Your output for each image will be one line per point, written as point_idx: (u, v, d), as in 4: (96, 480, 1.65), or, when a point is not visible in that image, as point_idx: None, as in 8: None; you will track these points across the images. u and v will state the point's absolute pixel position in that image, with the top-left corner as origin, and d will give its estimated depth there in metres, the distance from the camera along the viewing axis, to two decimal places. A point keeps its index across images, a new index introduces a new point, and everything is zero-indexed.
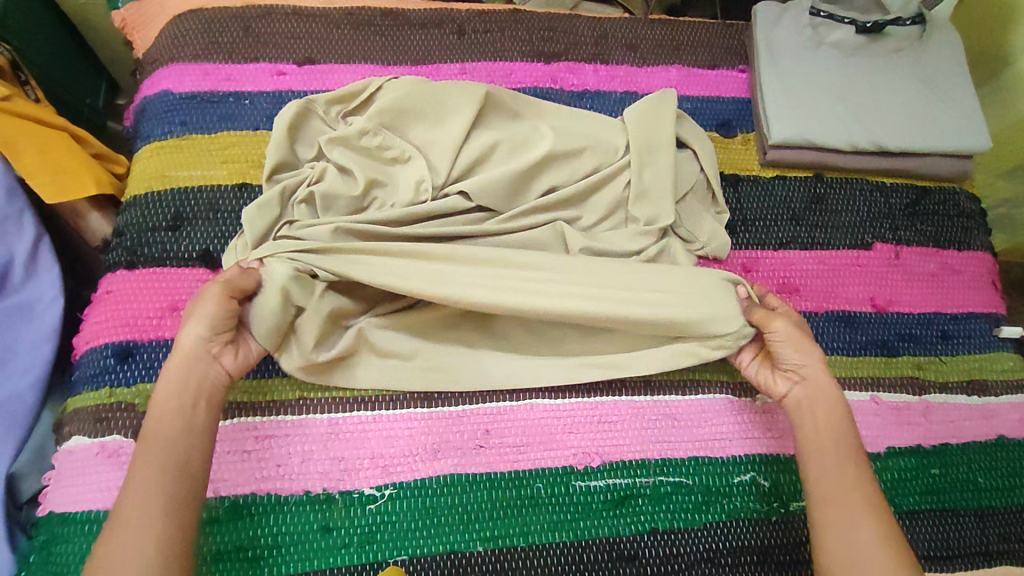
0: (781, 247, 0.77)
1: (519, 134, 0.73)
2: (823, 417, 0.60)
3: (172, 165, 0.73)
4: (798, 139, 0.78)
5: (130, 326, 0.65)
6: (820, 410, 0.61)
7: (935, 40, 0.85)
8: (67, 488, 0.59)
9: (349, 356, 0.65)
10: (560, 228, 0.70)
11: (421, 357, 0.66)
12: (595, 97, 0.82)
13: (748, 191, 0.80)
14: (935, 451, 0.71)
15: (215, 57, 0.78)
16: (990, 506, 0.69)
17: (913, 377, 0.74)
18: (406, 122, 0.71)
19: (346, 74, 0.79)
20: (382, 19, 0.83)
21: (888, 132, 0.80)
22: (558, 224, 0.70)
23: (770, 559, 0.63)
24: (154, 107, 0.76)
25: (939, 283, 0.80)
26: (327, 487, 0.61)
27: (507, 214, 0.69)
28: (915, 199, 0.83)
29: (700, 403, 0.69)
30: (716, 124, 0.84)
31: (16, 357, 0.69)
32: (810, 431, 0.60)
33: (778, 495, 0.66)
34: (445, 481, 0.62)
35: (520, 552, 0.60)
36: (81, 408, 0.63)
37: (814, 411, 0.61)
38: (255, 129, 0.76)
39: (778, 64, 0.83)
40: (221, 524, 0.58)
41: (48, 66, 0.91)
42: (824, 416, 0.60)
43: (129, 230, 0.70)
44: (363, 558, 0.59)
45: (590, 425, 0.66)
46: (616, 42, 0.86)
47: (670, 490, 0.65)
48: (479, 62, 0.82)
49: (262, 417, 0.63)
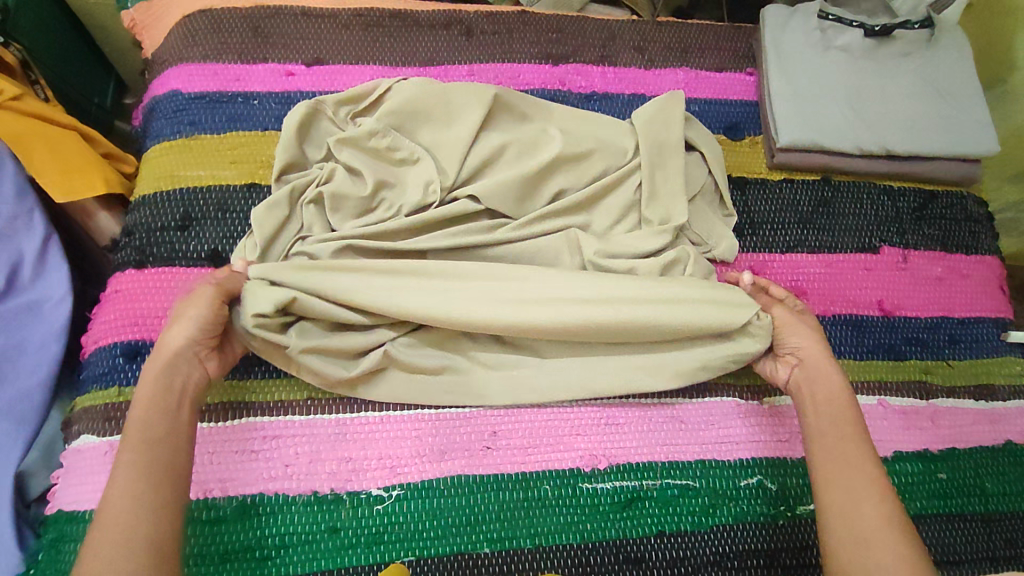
0: (788, 251, 0.77)
1: (527, 136, 0.73)
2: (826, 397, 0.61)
3: (181, 165, 0.73)
4: (807, 142, 0.78)
5: (138, 326, 0.65)
6: (823, 388, 0.61)
7: (943, 44, 0.85)
8: (75, 487, 0.59)
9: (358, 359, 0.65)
10: (573, 234, 0.70)
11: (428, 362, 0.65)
12: (604, 99, 0.83)
13: (755, 194, 0.80)
14: (943, 455, 0.71)
15: (224, 58, 0.78)
16: (997, 511, 0.69)
17: (921, 381, 0.74)
18: (416, 125, 0.71)
19: (355, 75, 0.79)
20: (391, 20, 0.83)
21: (896, 136, 0.80)
22: (572, 231, 0.70)
23: (776, 562, 0.63)
24: (163, 107, 0.76)
25: (947, 286, 0.80)
26: (335, 487, 0.61)
27: (519, 221, 0.69)
28: (922, 203, 0.83)
29: (706, 406, 0.69)
30: (723, 127, 0.84)
31: (24, 355, 0.69)
32: (812, 413, 0.61)
33: (784, 498, 0.66)
34: (452, 483, 0.62)
35: (527, 554, 0.60)
36: (90, 407, 0.63)
37: (815, 389, 0.62)
38: (263, 130, 0.76)
39: (787, 67, 0.82)
40: (230, 524, 0.58)
41: (57, 65, 0.91)
42: (826, 396, 0.61)
43: (138, 230, 0.70)
44: (368, 558, 0.59)
45: (598, 428, 0.66)
46: (624, 44, 0.86)
47: (676, 493, 0.65)
48: (487, 63, 0.82)
49: (270, 418, 0.63)
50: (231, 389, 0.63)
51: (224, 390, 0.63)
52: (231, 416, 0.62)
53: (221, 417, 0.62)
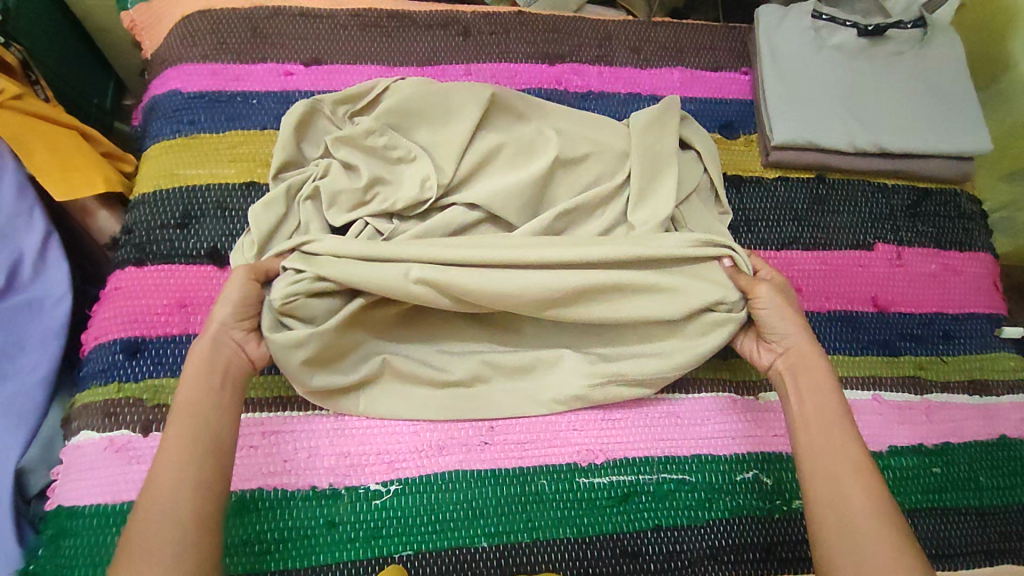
0: (783, 247, 0.78)
1: (522, 136, 0.73)
2: (811, 386, 0.59)
3: (181, 164, 0.74)
4: (798, 141, 0.79)
5: (137, 323, 0.66)
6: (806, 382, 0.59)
7: (936, 43, 0.86)
8: (75, 483, 0.60)
9: (370, 381, 0.64)
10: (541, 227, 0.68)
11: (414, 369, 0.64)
12: (600, 99, 0.83)
13: (750, 191, 0.80)
14: (936, 450, 0.71)
15: (224, 58, 0.79)
16: (991, 505, 0.69)
17: (915, 376, 0.75)
18: (414, 124, 0.72)
19: (352, 75, 0.80)
20: (388, 20, 0.84)
21: (887, 134, 0.80)
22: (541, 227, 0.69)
23: (773, 556, 0.63)
24: (162, 106, 0.77)
25: (940, 282, 0.81)
26: (333, 482, 0.61)
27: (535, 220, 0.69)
28: (915, 200, 0.84)
29: (701, 401, 0.69)
30: (718, 125, 0.84)
31: (24, 353, 0.70)
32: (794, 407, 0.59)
33: (779, 493, 0.66)
34: (449, 478, 0.62)
35: (524, 548, 0.61)
36: (90, 404, 0.63)
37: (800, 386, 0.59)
38: (262, 129, 0.76)
39: (781, 67, 0.83)
40: (230, 518, 0.58)
41: (58, 67, 0.92)
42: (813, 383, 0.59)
43: (138, 228, 0.70)
44: (369, 553, 0.59)
45: (594, 423, 0.66)
46: (619, 44, 0.87)
47: (672, 488, 0.65)
48: (484, 62, 0.83)
49: (271, 413, 0.63)
50: (276, 382, 0.65)
51: (269, 383, 0.65)
52: (279, 409, 0.64)
53: (268, 409, 0.63)
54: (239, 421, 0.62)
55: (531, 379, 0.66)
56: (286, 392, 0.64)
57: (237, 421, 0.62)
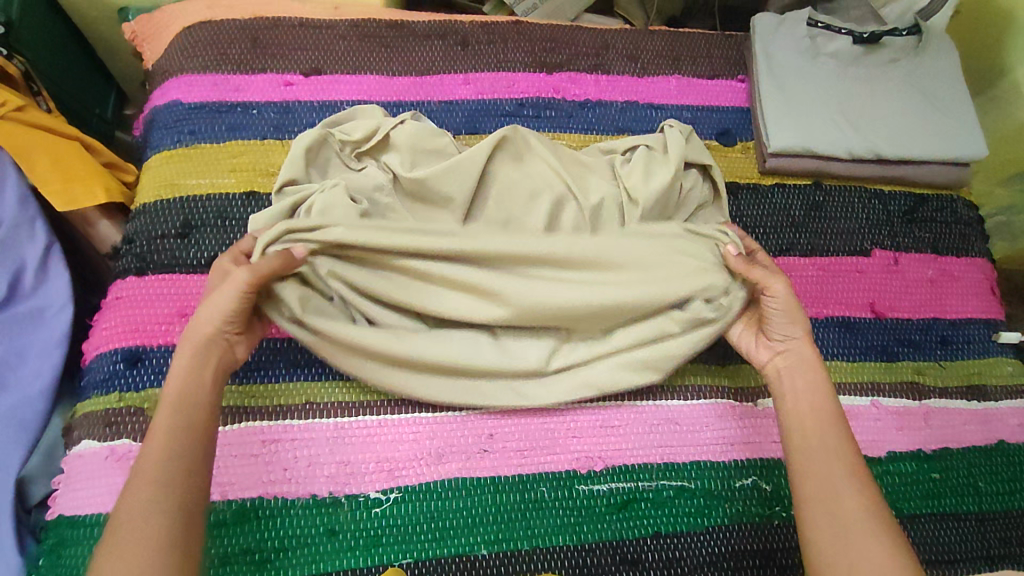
0: (780, 254, 0.79)
1: (545, 181, 0.70)
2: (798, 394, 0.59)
3: (182, 174, 0.74)
4: (798, 148, 0.80)
5: (138, 332, 0.66)
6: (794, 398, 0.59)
7: (931, 49, 0.87)
8: (76, 492, 0.60)
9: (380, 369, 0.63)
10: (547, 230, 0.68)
11: (427, 343, 0.63)
12: (597, 106, 0.84)
13: (747, 198, 0.81)
14: (935, 456, 0.71)
15: (224, 69, 0.80)
16: (990, 510, 0.70)
17: (912, 382, 0.75)
18: (419, 162, 0.69)
19: (352, 84, 0.81)
20: (387, 30, 0.85)
21: (887, 143, 0.81)
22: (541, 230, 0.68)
23: (772, 563, 0.63)
24: (163, 117, 0.78)
25: (937, 288, 0.81)
26: (334, 491, 0.61)
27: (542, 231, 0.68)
28: (912, 205, 0.84)
29: (699, 409, 0.69)
30: (715, 133, 0.85)
31: (25, 362, 0.70)
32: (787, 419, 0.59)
33: (778, 499, 0.66)
34: (450, 486, 0.63)
35: (522, 556, 0.61)
36: (90, 413, 0.63)
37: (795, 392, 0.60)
38: (261, 139, 0.77)
39: (777, 75, 0.84)
40: (230, 526, 0.59)
41: (60, 78, 0.93)
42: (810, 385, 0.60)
43: (139, 237, 0.71)
44: (368, 561, 0.59)
45: (593, 430, 0.66)
46: (617, 53, 0.88)
47: (671, 495, 0.65)
48: (483, 72, 0.84)
49: (268, 421, 0.63)
50: (274, 393, 0.65)
51: (269, 394, 0.64)
52: (280, 418, 0.64)
53: (268, 418, 0.63)
54: (238, 430, 0.62)
55: (542, 379, 0.66)
56: (288, 402, 0.64)
57: (236, 430, 0.62)
